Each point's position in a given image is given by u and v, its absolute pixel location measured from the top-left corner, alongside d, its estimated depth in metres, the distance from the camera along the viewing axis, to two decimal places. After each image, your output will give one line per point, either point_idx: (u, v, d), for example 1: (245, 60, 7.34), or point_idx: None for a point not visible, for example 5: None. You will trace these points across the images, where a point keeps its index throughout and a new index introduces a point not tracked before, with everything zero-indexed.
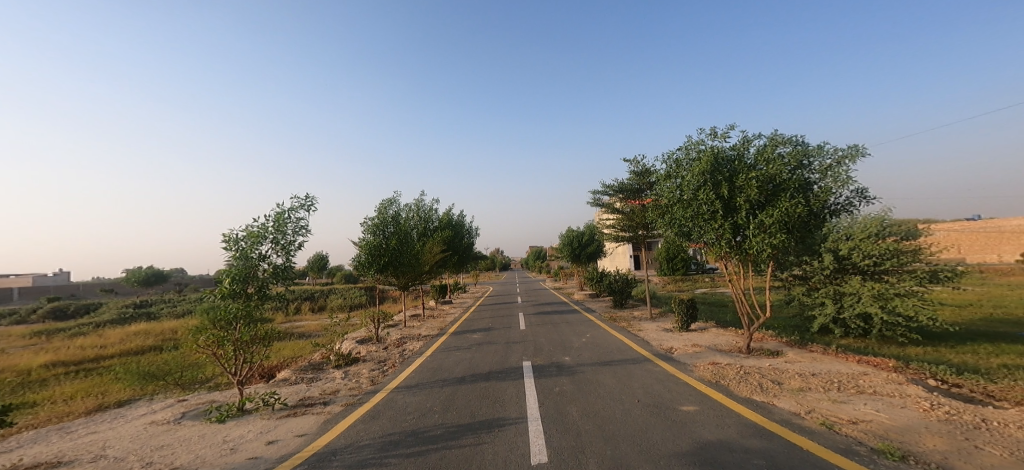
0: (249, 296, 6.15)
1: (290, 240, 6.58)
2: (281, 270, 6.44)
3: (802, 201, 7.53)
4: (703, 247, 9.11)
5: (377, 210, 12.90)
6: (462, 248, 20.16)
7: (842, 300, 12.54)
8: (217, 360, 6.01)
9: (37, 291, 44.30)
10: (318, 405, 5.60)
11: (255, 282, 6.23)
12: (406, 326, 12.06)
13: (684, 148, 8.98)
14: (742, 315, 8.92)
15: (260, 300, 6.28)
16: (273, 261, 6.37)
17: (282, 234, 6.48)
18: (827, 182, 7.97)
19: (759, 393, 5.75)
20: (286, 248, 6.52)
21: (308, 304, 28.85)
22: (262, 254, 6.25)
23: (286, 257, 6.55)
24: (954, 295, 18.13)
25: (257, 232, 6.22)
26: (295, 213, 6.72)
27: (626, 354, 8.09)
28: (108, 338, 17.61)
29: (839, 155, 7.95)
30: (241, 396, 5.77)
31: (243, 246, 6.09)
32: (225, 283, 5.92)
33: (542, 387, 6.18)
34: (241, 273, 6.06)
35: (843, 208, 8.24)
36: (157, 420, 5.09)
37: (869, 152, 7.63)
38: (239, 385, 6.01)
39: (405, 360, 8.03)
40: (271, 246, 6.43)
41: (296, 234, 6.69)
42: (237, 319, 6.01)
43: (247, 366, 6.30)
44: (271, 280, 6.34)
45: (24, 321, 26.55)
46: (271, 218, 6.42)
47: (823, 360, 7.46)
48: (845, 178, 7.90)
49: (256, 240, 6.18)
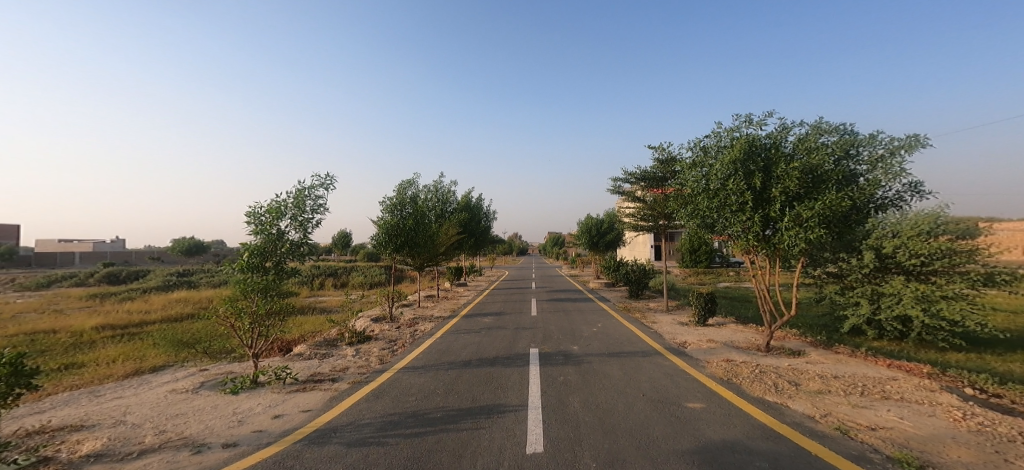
0: (266, 271, 6.28)
1: (308, 218, 6.69)
2: (297, 247, 6.57)
3: (847, 194, 7.04)
4: (728, 240, 8.72)
5: (395, 191, 13.03)
6: (479, 231, 20.23)
7: (880, 301, 12.02)
8: (233, 331, 6.21)
9: (94, 255, 47.63)
10: (326, 382, 5.83)
11: (273, 257, 6.36)
12: (421, 307, 12.29)
13: (715, 135, 8.55)
14: (765, 312, 8.57)
15: (278, 274, 6.39)
16: (291, 237, 6.50)
17: (301, 211, 6.58)
18: (876, 175, 7.47)
19: (772, 394, 5.52)
20: (304, 225, 6.63)
21: (334, 281, 29.74)
22: (281, 230, 6.38)
23: (304, 233, 6.67)
24: (1007, 300, 16.91)
25: (276, 208, 6.33)
26: (315, 191, 6.81)
27: (637, 346, 7.95)
28: (152, 304, 18.76)
29: (893, 145, 7.42)
30: (256, 369, 6.00)
31: (263, 222, 6.22)
32: (243, 256, 6.05)
33: (547, 375, 6.14)
34: (260, 247, 6.20)
35: (891, 203, 7.73)
36: (177, 388, 5.36)
37: (927, 144, 7.09)
38: (254, 357, 6.21)
39: (415, 340, 8.18)
40: (289, 222, 6.55)
41: (314, 212, 6.79)
42: (256, 292, 6.14)
43: (264, 340, 6.51)
44: (288, 256, 6.47)
45: (80, 284, 28.64)
46: (291, 194, 6.52)
47: (848, 362, 7.09)
48: (897, 170, 7.37)
49: (275, 216, 6.32)
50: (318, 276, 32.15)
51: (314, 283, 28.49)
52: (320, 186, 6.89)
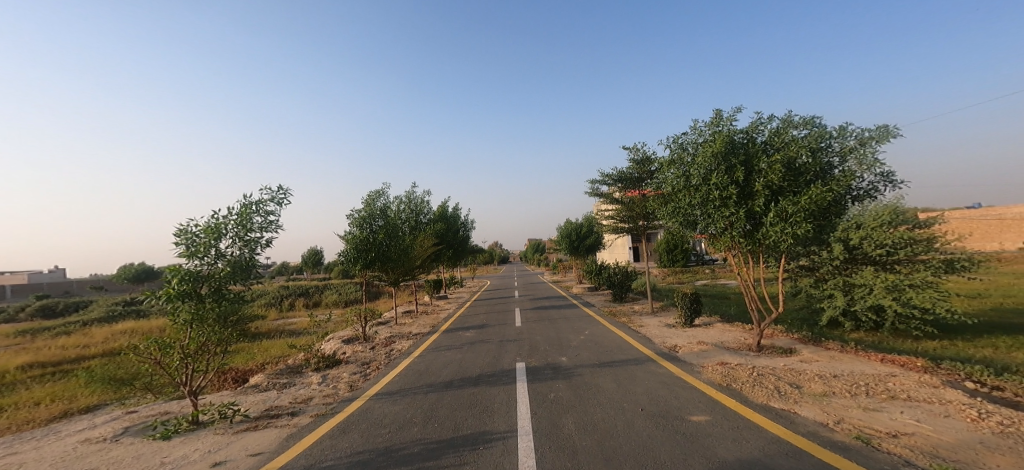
0: (202, 297, 5.18)
1: (254, 237, 5.54)
2: (240, 271, 5.43)
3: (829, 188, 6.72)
4: (710, 238, 8.46)
5: (364, 202, 12.25)
6: (458, 242, 19.64)
7: (853, 292, 12.13)
8: (159, 367, 5.11)
9: (32, 288, 43.88)
10: (283, 417, 5.08)
11: (211, 282, 5.25)
12: (397, 324, 11.51)
13: (694, 130, 8.25)
14: (752, 310, 8.26)
15: (216, 302, 5.27)
16: (231, 260, 5.34)
17: (246, 229, 5.42)
18: (850, 166, 7.10)
19: (777, 400, 5.13)
20: (249, 246, 5.48)
21: (302, 301, 28.30)
22: (220, 252, 5.20)
23: (249, 255, 5.51)
24: (961, 285, 17.71)
25: (214, 226, 5.15)
26: (264, 206, 5.73)
27: (628, 353, 7.51)
28: (92, 337, 17.03)
29: (864, 136, 6.94)
30: (195, 407, 5.05)
31: (196, 243, 5.02)
32: (171, 284, 4.91)
33: (536, 393, 5.60)
34: (192, 272, 5.07)
35: (867, 195, 7.41)
36: (91, 438, 4.48)
37: (899, 134, 6.53)
38: (191, 394, 5.19)
39: (389, 361, 7.45)
40: (230, 242, 5.37)
41: (263, 230, 5.69)
42: (188, 323, 5.10)
43: (202, 373, 5.44)
44: (228, 280, 5.36)
45: (12, 320, 26.09)
46: (234, 209, 5.38)
47: (842, 359, 6.83)
48: (871, 161, 7.01)
49: (212, 236, 5.12)
50: (284, 296, 30.54)
51: (282, 304, 27.03)
52: (272, 200, 5.85)
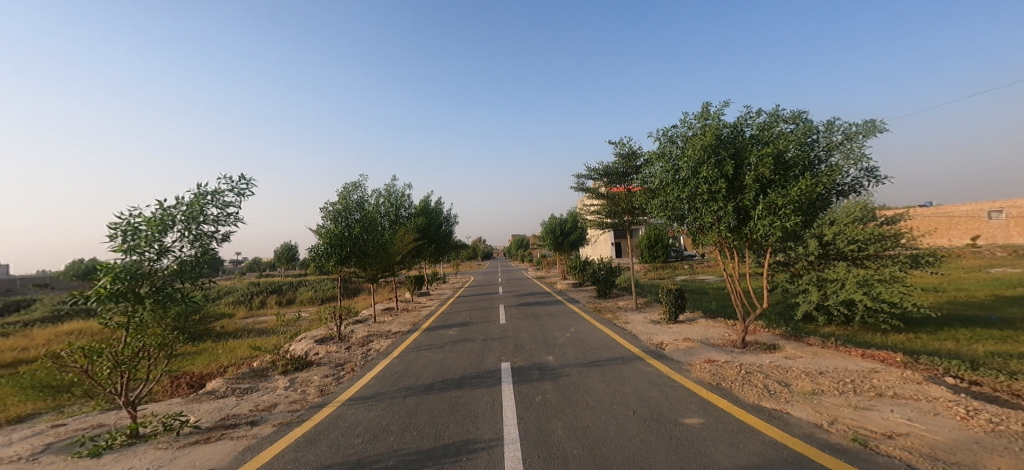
0: (140, 298, 4.52)
1: (207, 231, 4.97)
2: (189, 268, 4.80)
3: (816, 182, 6.65)
4: (697, 233, 8.37)
5: (339, 195, 11.61)
6: (439, 237, 19.18)
7: (826, 287, 12.31)
8: (87, 376, 4.41)
9: None
10: (242, 427, 4.62)
11: (153, 281, 4.59)
12: (376, 322, 11.03)
13: (684, 123, 8.09)
14: (736, 306, 8.20)
15: (159, 304, 4.61)
16: (178, 256, 4.74)
17: (197, 222, 4.85)
18: (838, 160, 7.00)
19: (768, 399, 5.01)
20: (200, 241, 4.90)
21: (274, 297, 27.26)
22: (165, 247, 4.63)
23: (200, 251, 4.92)
24: (921, 279, 18.50)
25: (159, 217, 4.60)
26: (220, 198, 5.18)
27: (614, 351, 7.33)
28: (38, 338, 15.82)
29: (852, 130, 6.84)
30: (133, 420, 4.44)
31: (136, 236, 4.45)
32: (102, 283, 4.22)
33: (522, 395, 5.31)
34: (129, 269, 4.39)
35: (853, 188, 7.34)
36: (4, 457, 4.03)
37: (886, 129, 6.46)
38: (127, 405, 4.55)
39: (366, 362, 7.02)
40: (178, 237, 4.79)
41: (217, 224, 5.14)
42: (122, 327, 4.48)
43: (143, 381, 4.78)
44: (174, 279, 4.70)
45: None
46: (184, 199, 4.82)
47: (825, 354, 6.81)
48: (858, 155, 6.91)
49: (157, 229, 4.56)
50: (254, 293, 29.36)
51: (252, 302, 25.88)
52: (231, 190, 5.29)
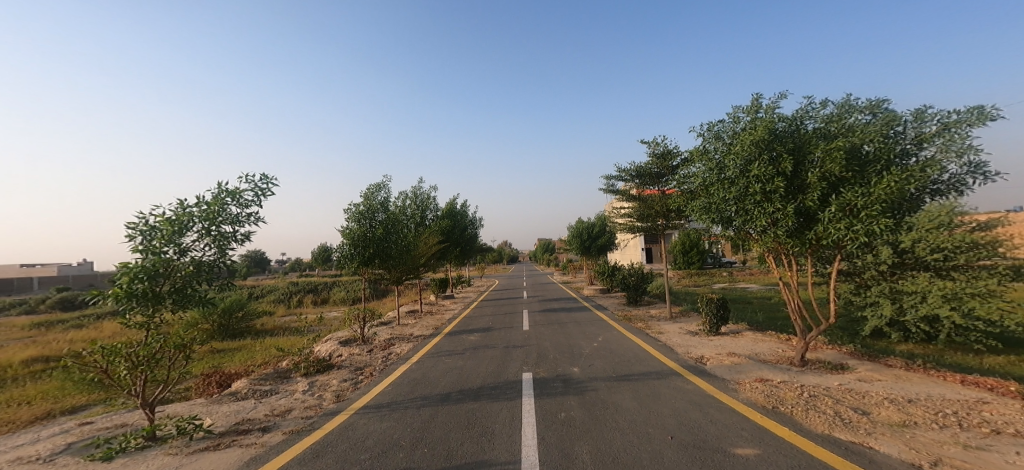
0: (160, 298, 4.27)
1: (226, 231, 4.73)
2: (208, 269, 4.54)
3: (900, 178, 5.64)
4: (749, 238, 7.49)
5: (363, 196, 11.53)
6: (465, 240, 19.00)
7: (901, 300, 11.01)
8: (105, 377, 4.02)
9: (57, 280, 44.92)
10: (253, 433, 4.38)
11: (173, 281, 4.31)
12: (400, 325, 10.84)
13: (732, 117, 7.28)
14: (794, 320, 7.19)
15: (178, 303, 4.35)
16: (197, 257, 4.49)
17: (216, 222, 4.61)
18: (933, 152, 5.90)
19: (843, 429, 4.21)
20: (219, 241, 4.65)
21: (312, 297, 28.06)
22: (183, 247, 4.39)
23: (219, 252, 4.67)
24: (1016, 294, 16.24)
25: (177, 217, 4.38)
26: (240, 197, 4.95)
27: (650, 365, 6.67)
28: (96, 333, 16.78)
29: (947, 120, 5.78)
30: (149, 423, 4.20)
31: (154, 236, 4.24)
32: (120, 283, 3.96)
33: (544, 411, 4.81)
34: (148, 269, 4.10)
35: (953, 186, 6.16)
36: (25, 456, 3.91)
37: (994, 116, 5.38)
38: (145, 407, 4.18)
39: (385, 367, 6.74)
40: (197, 237, 4.55)
41: (237, 224, 4.89)
42: (141, 326, 4.24)
43: (161, 383, 4.39)
44: (193, 280, 4.42)
45: (32, 312, 26.55)
46: (202, 199, 4.60)
47: (910, 378, 5.82)
48: (960, 146, 5.78)
49: (174, 228, 4.33)
50: (294, 292, 30.36)
51: (291, 301, 26.81)
52: (251, 189, 5.09)
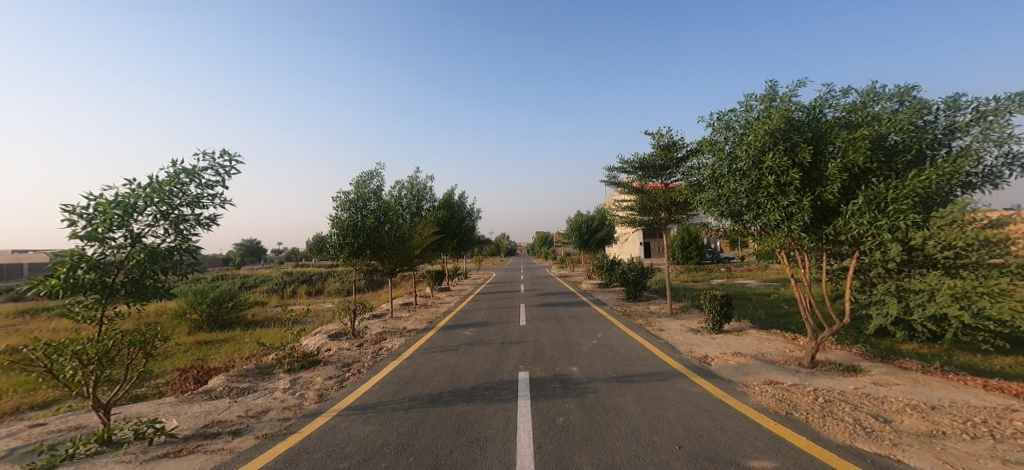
0: (111, 290, 3.89)
1: (184, 215, 4.29)
2: (166, 258, 4.12)
3: (933, 169, 5.26)
4: (760, 233, 7.14)
5: (355, 184, 11.11)
6: (462, 231, 18.61)
7: (907, 299, 10.70)
8: (50, 376, 3.52)
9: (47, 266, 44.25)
10: (223, 437, 4.01)
11: (126, 270, 3.93)
12: (392, 318, 10.48)
13: (745, 105, 6.90)
14: (806, 320, 6.84)
15: (132, 296, 3.97)
16: (151, 244, 4.08)
17: (171, 204, 4.18)
18: (969, 141, 5.52)
19: (866, 438, 3.88)
20: (176, 225, 4.21)
21: (305, 287, 27.62)
22: (133, 233, 3.98)
23: (178, 238, 4.25)
24: None
25: (124, 200, 3.96)
26: (198, 176, 4.50)
27: (653, 365, 6.33)
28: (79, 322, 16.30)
29: (984, 109, 5.41)
30: (104, 427, 3.83)
31: (97, 221, 3.85)
32: (58, 273, 3.58)
33: (540, 415, 4.46)
34: (91, 259, 3.72)
35: (988, 179, 5.79)
36: None
37: None
38: (102, 410, 3.83)
39: (374, 363, 6.38)
40: (151, 222, 4.14)
41: (199, 206, 4.46)
42: (92, 320, 3.89)
43: (119, 382, 4.01)
44: (148, 271, 4.02)
45: (19, 299, 26.01)
46: (155, 179, 4.16)
47: (929, 383, 5.50)
48: (999, 135, 5.41)
49: (122, 213, 3.93)
50: (288, 282, 29.90)
51: (284, 291, 26.44)
52: (210, 167, 4.64)
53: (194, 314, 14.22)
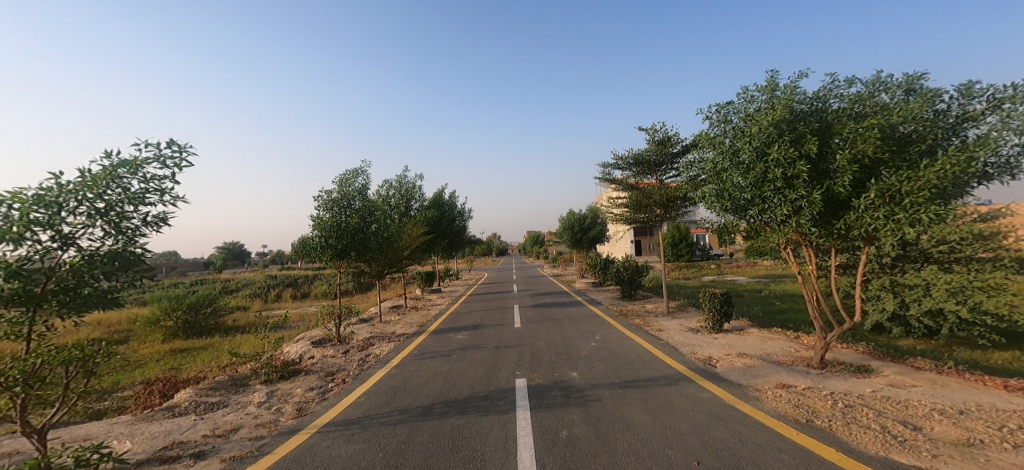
0: (40, 301, 3.38)
1: (125, 212, 3.79)
2: (104, 262, 3.63)
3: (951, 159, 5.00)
4: (763, 229, 6.84)
5: (338, 182, 10.59)
6: (452, 231, 18.14)
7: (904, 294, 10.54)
8: None
9: None
10: (183, 461, 3.52)
11: (57, 278, 3.47)
12: (379, 322, 9.99)
13: (745, 96, 6.58)
14: (814, 319, 6.54)
15: (65, 306, 3.46)
16: (86, 246, 3.59)
17: (107, 199, 3.67)
18: (986, 130, 5.28)
19: (899, 449, 3.55)
20: (116, 224, 3.71)
21: (290, 291, 26.84)
22: (62, 234, 3.48)
23: (119, 239, 3.75)
24: None
25: (48, 195, 3.45)
26: (140, 168, 3.97)
27: (657, 369, 5.97)
28: None
29: (1001, 96, 5.17)
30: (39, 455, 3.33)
31: (15, 219, 3.33)
32: None
33: (542, 428, 4.05)
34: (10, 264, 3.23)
35: (1004, 169, 5.56)
36: None
37: None
38: (35, 435, 3.33)
39: (359, 371, 5.91)
40: (84, 221, 3.63)
41: (144, 202, 3.95)
42: (18, 338, 3.41)
43: (56, 403, 3.51)
44: (84, 277, 3.54)
45: None
46: (88, 172, 3.65)
47: (947, 383, 5.23)
48: (1019, 123, 5.16)
49: (45, 211, 3.42)
50: (272, 286, 29.07)
51: (268, 295, 25.60)
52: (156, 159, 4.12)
53: (169, 321, 13.49)
